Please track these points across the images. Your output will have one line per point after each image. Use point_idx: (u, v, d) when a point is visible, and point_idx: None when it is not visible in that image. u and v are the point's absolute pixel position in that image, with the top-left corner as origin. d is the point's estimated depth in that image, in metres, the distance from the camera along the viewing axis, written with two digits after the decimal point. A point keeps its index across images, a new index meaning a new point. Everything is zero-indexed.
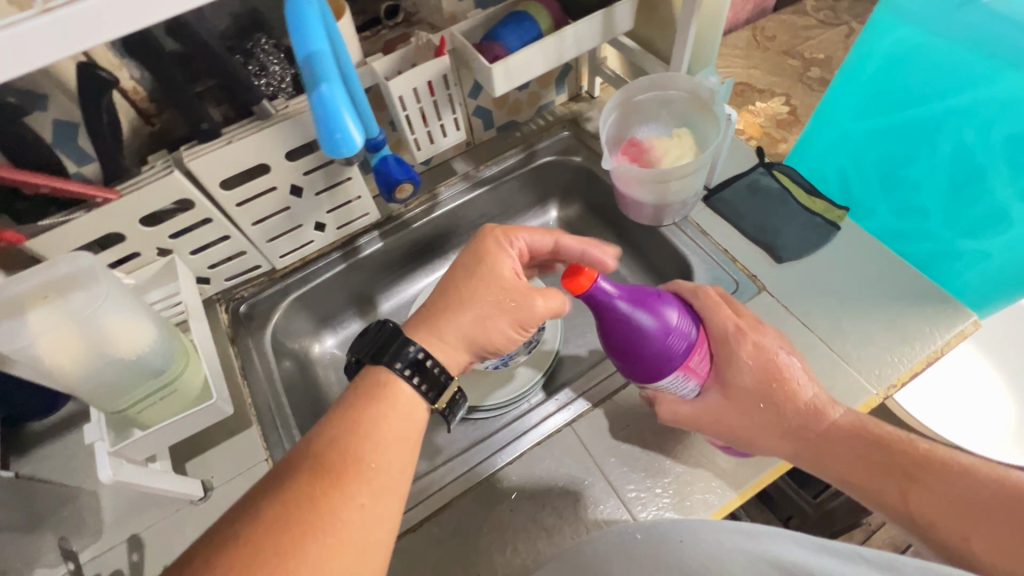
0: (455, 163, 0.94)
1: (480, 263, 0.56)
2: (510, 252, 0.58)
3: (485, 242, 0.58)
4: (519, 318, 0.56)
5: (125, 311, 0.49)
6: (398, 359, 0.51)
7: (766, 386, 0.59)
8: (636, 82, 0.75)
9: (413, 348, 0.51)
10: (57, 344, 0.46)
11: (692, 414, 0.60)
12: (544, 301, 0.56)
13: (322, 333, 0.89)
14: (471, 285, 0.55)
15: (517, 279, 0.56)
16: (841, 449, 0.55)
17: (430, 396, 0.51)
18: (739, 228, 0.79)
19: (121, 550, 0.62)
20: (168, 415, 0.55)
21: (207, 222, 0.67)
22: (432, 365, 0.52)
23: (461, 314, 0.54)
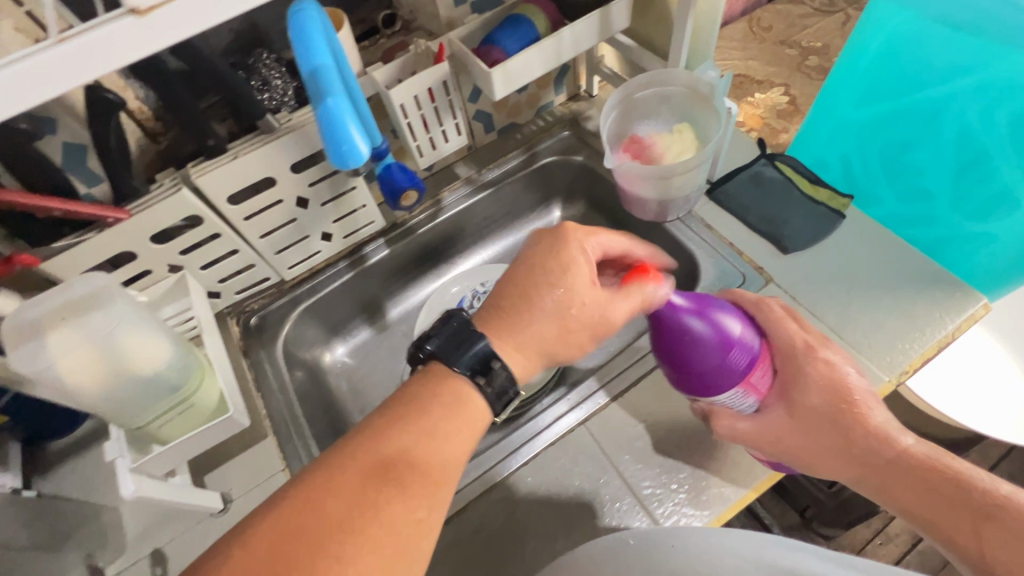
0: (457, 167, 0.94)
1: (566, 271, 0.53)
2: (588, 255, 0.55)
3: (565, 245, 0.54)
4: (597, 331, 0.55)
5: (140, 330, 0.50)
6: (472, 365, 0.50)
7: (832, 409, 0.57)
8: (636, 79, 0.75)
9: (489, 356, 0.50)
10: (76, 365, 0.47)
11: (751, 432, 0.59)
12: (623, 309, 0.55)
13: (333, 342, 0.90)
14: (552, 292, 0.53)
15: (595, 288, 0.54)
16: (907, 476, 0.53)
17: (495, 406, 0.51)
18: (743, 220, 0.79)
19: (144, 564, 0.63)
20: (185, 429, 0.55)
21: (216, 237, 0.68)
22: (501, 373, 0.50)
23: (529, 325, 0.52)
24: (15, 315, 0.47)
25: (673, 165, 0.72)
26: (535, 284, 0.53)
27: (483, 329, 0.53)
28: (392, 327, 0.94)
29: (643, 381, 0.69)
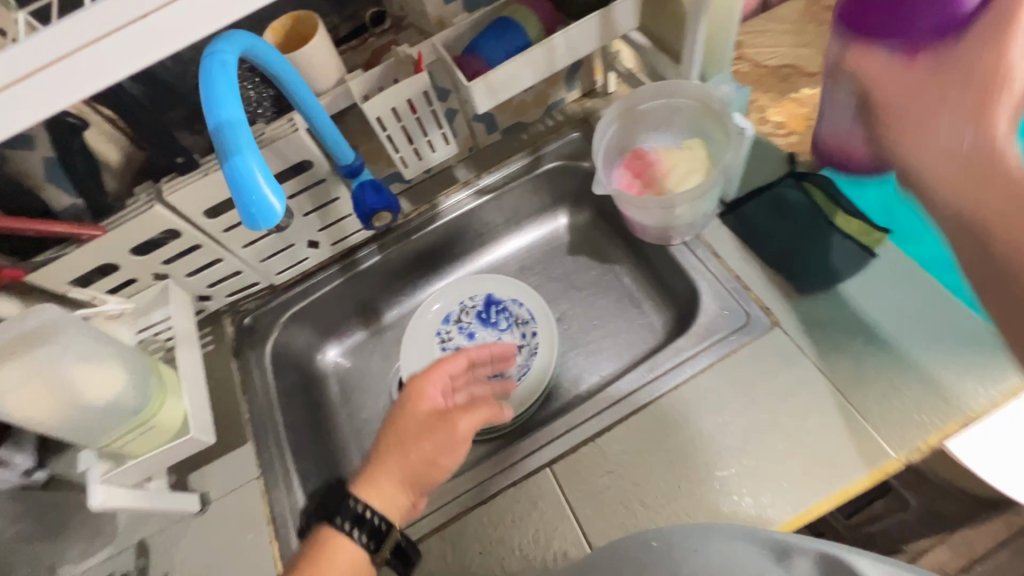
0: (457, 169, 0.90)
1: (408, 405, 0.62)
2: (433, 386, 0.64)
3: (412, 384, 0.64)
4: (451, 445, 0.60)
5: (89, 360, 0.52)
6: (342, 516, 0.58)
7: (988, 81, 0.38)
8: (639, 89, 0.68)
9: (356, 503, 0.58)
10: (29, 397, 0.50)
11: (873, 70, 0.44)
12: (467, 419, 0.62)
13: (326, 343, 0.91)
14: (402, 429, 0.61)
15: (438, 411, 0.63)
16: (1009, 184, 0.37)
17: (371, 545, 0.58)
18: (756, 251, 0.71)
19: (128, 554, 0.67)
20: (149, 448, 0.56)
21: (198, 248, 0.68)
22: (372, 518, 0.58)
23: (389, 466, 0.60)
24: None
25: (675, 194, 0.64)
26: (388, 428, 0.62)
27: (354, 483, 0.61)
28: (387, 330, 0.93)
29: (619, 425, 0.65)
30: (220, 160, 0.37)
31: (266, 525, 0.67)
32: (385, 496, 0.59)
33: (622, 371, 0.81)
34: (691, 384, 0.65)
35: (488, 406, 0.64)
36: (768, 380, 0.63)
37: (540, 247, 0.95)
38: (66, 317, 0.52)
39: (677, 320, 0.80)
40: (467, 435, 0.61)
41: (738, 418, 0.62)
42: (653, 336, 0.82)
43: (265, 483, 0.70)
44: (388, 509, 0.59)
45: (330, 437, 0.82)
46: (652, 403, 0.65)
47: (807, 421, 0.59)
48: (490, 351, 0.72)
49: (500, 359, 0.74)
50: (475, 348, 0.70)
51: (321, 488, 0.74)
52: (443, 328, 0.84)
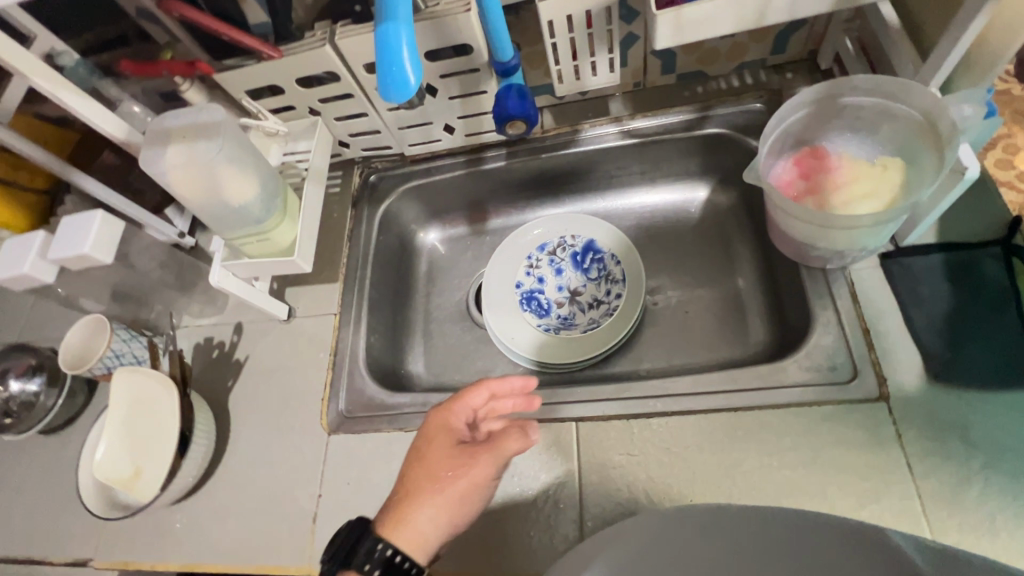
0: (612, 102, 0.84)
1: (431, 440, 0.60)
2: (456, 419, 0.61)
3: (433, 419, 0.61)
4: (481, 479, 0.57)
5: (234, 163, 0.59)
6: (368, 561, 0.53)
7: None
8: (846, 80, 0.58)
9: (383, 545, 0.53)
10: (184, 177, 0.58)
11: None
12: (494, 458, 0.57)
13: (431, 225, 0.96)
14: (428, 463, 0.58)
15: (464, 447, 0.59)
16: None
17: None
18: (905, 313, 0.59)
19: (228, 328, 0.82)
20: (262, 254, 0.66)
21: (350, 97, 0.73)
22: (401, 561, 0.53)
23: (424, 505, 0.56)
24: (157, 121, 0.61)
25: (835, 214, 0.55)
26: (413, 461, 0.59)
27: (380, 523, 0.56)
28: (487, 234, 0.96)
29: (658, 418, 0.62)
30: (376, 25, 0.41)
31: (329, 354, 0.77)
32: (421, 537, 0.55)
33: (692, 368, 0.76)
34: (755, 414, 0.60)
35: (515, 436, 0.57)
36: (840, 449, 0.56)
37: (664, 213, 0.88)
38: (226, 121, 0.60)
39: (775, 344, 0.72)
40: (499, 468, 0.57)
41: (786, 469, 0.56)
42: (741, 349, 0.75)
43: (339, 320, 0.80)
44: (420, 551, 0.55)
45: (404, 307, 0.90)
46: (703, 414, 0.61)
47: (861, 510, 0.53)
48: (513, 384, 0.63)
49: (523, 394, 0.63)
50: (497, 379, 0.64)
51: (381, 345, 0.82)
52: (535, 255, 0.84)
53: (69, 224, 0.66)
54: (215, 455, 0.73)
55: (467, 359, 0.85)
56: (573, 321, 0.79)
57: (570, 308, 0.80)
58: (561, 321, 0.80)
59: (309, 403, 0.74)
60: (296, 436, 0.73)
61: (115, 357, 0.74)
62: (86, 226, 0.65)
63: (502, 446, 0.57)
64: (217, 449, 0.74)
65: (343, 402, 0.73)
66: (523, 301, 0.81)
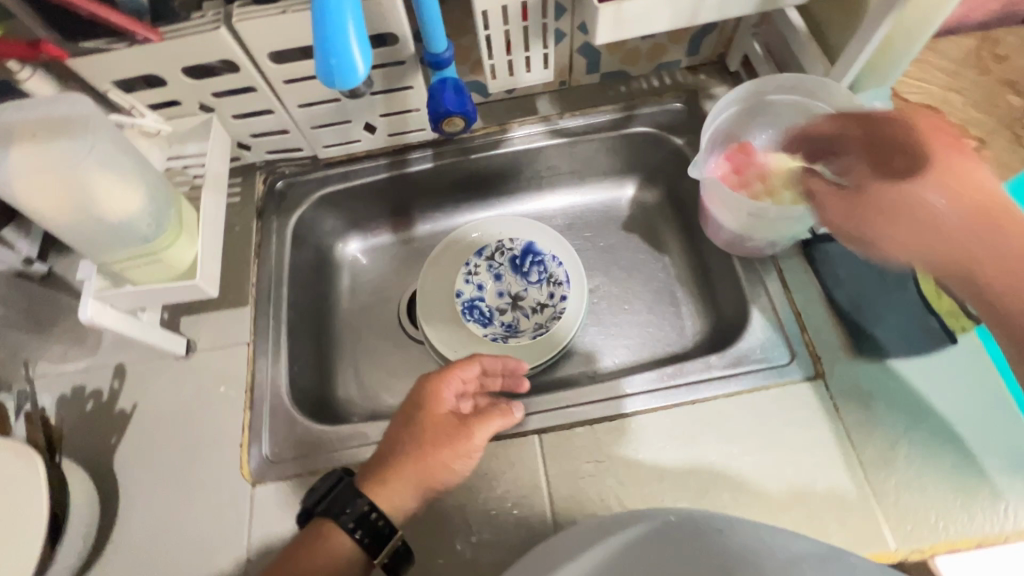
0: (540, 100, 0.82)
1: (422, 408, 0.58)
2: (448, 391, 0.59)
3: (421, 387, 0.59)
4: (462, 451, 0.56)
5: (112, 169, 0.48)
6: (344, 513, 0.53)
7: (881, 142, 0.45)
8: (774, 76, 0.62)
9: (361, 501, 0.54)
10: (37, 188, 0.45)
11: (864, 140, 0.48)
12: (481, 435, 0.57)
13: (350, 234, 0.87)
14: (416, 429, 0.57)
15: (453, 417, 0.58)
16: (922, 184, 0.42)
17: (367, 549, 0.53)
18: (829, 295, 0.64)
19: (107, 372, 0.67)
20: (153, 278, 0.54)
21: (252, 91, 0.63)
22: (378, 519, 0.53)
23: (405, 469, 0.55)
24: None
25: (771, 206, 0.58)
26: (397, 426, 0.58)
27: (364, 478, 0.56)
28: (414, 241, 0.89)
29: (620, 420, 0.61)
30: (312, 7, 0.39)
31: (244, 391, 0.66)
32: (398, 498, 0.55)
33: (639, 365, 0.76)
34: (711, 404, 0.61)
35: (503, 414, 0.59)
36: (790, 429, 0.59)
37: (594, 213, 0.89)
38: (98, 114, 0.48)
39: (714, 335, 0.75)
40: (481, 445, 0.58)
41: (746, 454, 0.58)
42: (681, 340, 0.77)
43: (254, 349, 0.69)
44: (396, 513, 0.55)
45: (327, 328, 0.80)
46: (663, 410, 0.61)
47: (814, 485, 0.56)
48: (504, 364, 0.65)
49: (511, 376, 0.66)
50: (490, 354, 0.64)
51: (306, 373, 0.72)
52: (473, 261, 0.79)
53: None
54: (102, 530, 0.59)
55: (406, 378, 0.78)
56: (520, 329, 0.75)
57: (514, 314, 0.77)
58: (505, 329, 0.76)
59: (221, 451, 0.63)
60: (209, 494, 0.61)
61: None
62: None
63: (490, 422, 0.58)
64: (102, 523, 0.59)
65: (268, 445, 0.63)
66: (464, 311, 0.76)
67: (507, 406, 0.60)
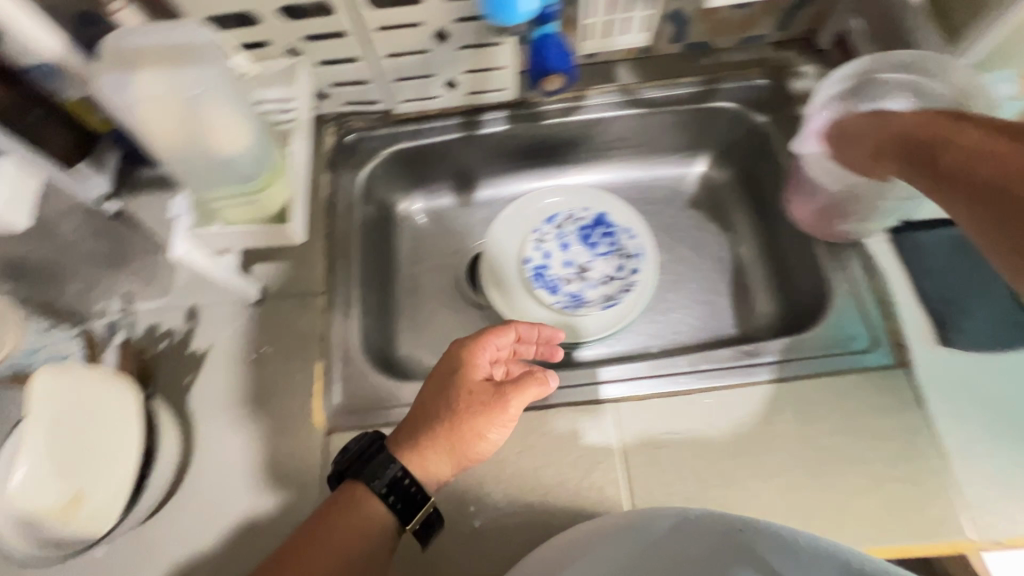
0: (619, 68, 0.79)
1: (456, 372, 0.56)
2: (482, 356, 0.57)
3: (453, 353, 0.57)
4: (497, 420, 0.54)
5: (227, 104, 0.46)
6: (378, 478, 0.52)
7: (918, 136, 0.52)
8: (894, 54, 0.63)
9: (393, 467, 0.52)
10: (161, 113, 0.44)
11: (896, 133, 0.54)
12: (516, 404, 0.55)
13: (414, 193, 0.86)
14: (450, 393, 0.55)
15: (487, 384, 0.56)
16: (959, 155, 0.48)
17: (400, 515, 0.52)
18: (915, 283, 0.63)
19: (180, 313, 0.67)
20: (248, 218, 0.54)
21: (343, 36, 0.62)
22: (410, 485, 0.52)
23: (438, 436, 0.53)
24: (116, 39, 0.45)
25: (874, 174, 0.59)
26: (429, 390, 0.56)
27: (396, 442, 0.55)
28: (476, 206, 0.88)
29: (696, 394, 0.61)
30: None
31: (315, 342, 0.66)
32: (430, 466, 0.53)
33: (703, 344, 0.76)
34: (790, 385, 0.61)
35: (539, 383, 0.57)
36: (868, 415, 0.58)
37: (661, 189, 0.87)
38: (217, 45, 0.46)
39: (783, 319, 0.74)
40: (517, 414, 0.56)
41: (825, 436, 0.58)
42: (748, 322, 0.76)
43: (326, 301, 0.69)
44: (427, 479, 0.54)
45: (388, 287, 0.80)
46: (739, 388, 0.61)
47: (894, 471, 0.55)
48: (540, 333, 0.65)
49: (546, 344, 0.66)
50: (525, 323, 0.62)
51: (373, 328, 0.72)
52: (542, 227, 0.79)
53: None
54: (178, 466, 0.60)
55: None
56: (587, 300, 0.75)
57: (579, 285, 0.76)
58: (570, 299, 0.75)
59: (296, 397, 0.63)
60: (280, 439, 0.61)
61: (28, 353, 0.60)
62: None
63: (526, 391, 0.56)
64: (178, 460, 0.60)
65: (340, 395, 0.64)
66: (534, 277, 0.76)
67: (544, 373, 0.57)
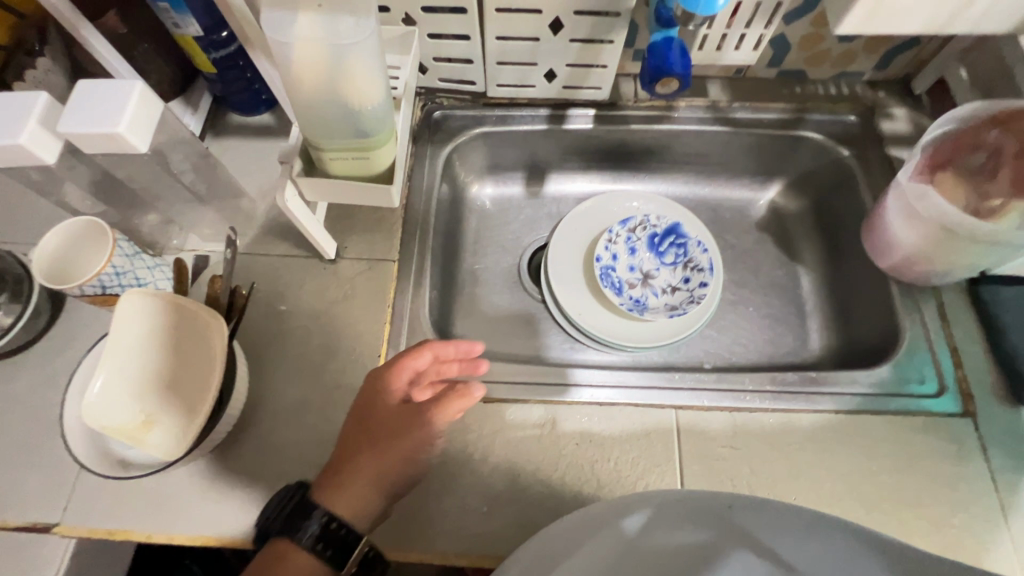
0: (710, 84, 0.81)
1: (374, 403, 0.56)
2: (397, 384, 0.56)
3: (370, 382, 0.57)
4: (419, 443, 0.55)
5: (370, 60, 0.46)
6: (306, 531, 0.52)
7: None
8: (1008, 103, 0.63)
9: (319, 514, 0.52)
10: (310, 58, 0.44)
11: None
12: (436, 425, 0.54)
13: (486, 178, 0.86)
14: (371, 422, 0.56)
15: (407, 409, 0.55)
16: None
17: (334, 561, 0.52)
18: (990, 336, 0.64)
19: (256, 260, 0.68)
20: (350, 176, 0.55)
21: (465, 13, 0.65)
22: (339, 528, 0.52)
23: (360, 470, 0.54)
24: None
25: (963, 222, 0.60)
26: (350, 423, 0.57)
27: (318, 491, 0.55)
28: (544, 200, 0.87)
29: (760, 412, 0.61)
30: None
31: (385, 308, 0.67)
32: (356, 504, 0.53)
33: (758, 368, 0.75)
34: (854, 419, 0.61)
35: (459, 400, 0.54)
36: (928, 460, 0.58)
37: (729, 209, 0.87)
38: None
39: (843, 356, 0.74)
40: (442, 429, 0.55)
41: (884, 473, 0.58)
42: (806, 354, 0.76)
43: (398, 269, 0.70)
44: (359, 517, 0.53)
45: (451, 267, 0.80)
46: (802, 414, 0.61)
47: (951, 520, 0.55)
48: (458, 348, 0.58)
49: (468, 360, 0.58)
50: (440, 340, 0.57)
51: (436, 303, 0.73)
52: (615, 229, 0.79)
53: (91, 90, 0.50)
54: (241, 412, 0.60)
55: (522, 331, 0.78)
56: (652, 307, 0.75)
57: (642, 291, 0.77)
58: (633, 303, 0.76)
59: (362, 358, 0.64)
60: (343, 396, 0.62)
61: (115, 275, 0.57)
62: (118, 97, 0.50)
63: (444, 411, 0.54)
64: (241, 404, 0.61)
65: None
66: (601, 276, 0.76)
67: (466, 386, 0.54)
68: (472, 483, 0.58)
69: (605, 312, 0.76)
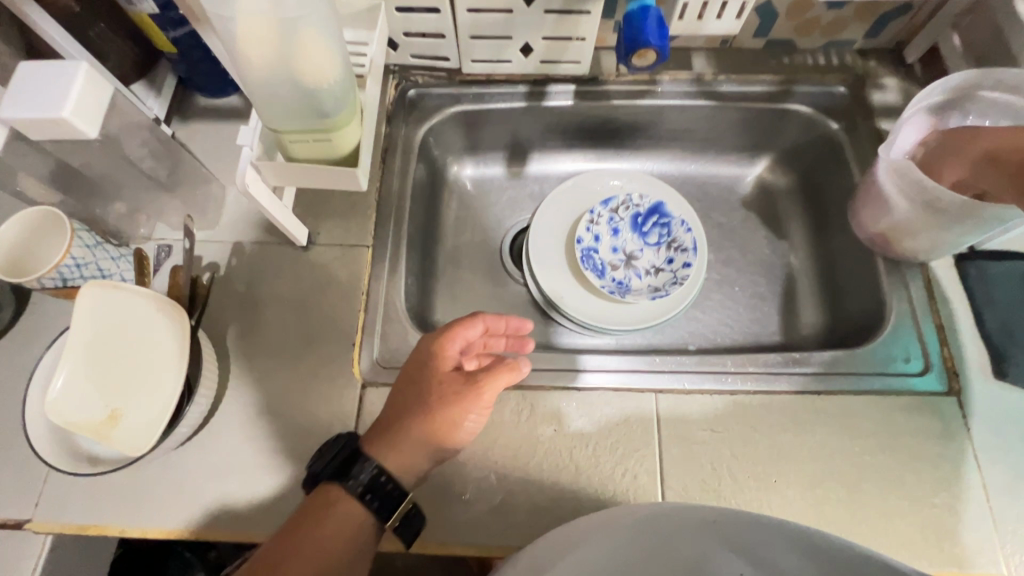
0: (696, 56, 0.78)
1: (426, 367, 0.55)
2: (450, 349, 0.55)
3: (422, 347, 0.56)
4: (472, 408, 0.54)
5: (322, 33, 0.44)
6: (355, 478, 0.52)
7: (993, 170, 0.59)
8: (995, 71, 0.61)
9: (370, 466, 0.52)
10: (256, 33, 0.42)
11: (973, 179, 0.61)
12: (487, 394, 0.54)
13: (465, 159, 0.83)
14: (423, 386, 0.55)
15: (458, 377, 0.55)
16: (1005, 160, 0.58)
17: (378, 512, 0.51)
18: (977, 312, 0.62)
19: (225, 248, 0.66)
20: (314, 159, 0.53)
21: None
22: (387, 482, 0.52)
23: (412, 430, 0.53)
24: None
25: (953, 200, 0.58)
26: (401, 385, 0.56)
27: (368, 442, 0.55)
28: (526, 181, 0.85)
29: (740, 394, 0.60)
30: None
31: (360, 294, 0.65)
32: (406, 460, 0.53)
33: (743, 348, 0.74)
34: (836, 399, 0.60)
35: (509, 372, 0.55)
36: (910, 439, 0.57)
37: (716, 186, 0.85)
38: None
39: (829, 335, 0.72)
40: (491, 402, 0.55)
41: (866, 453, 0.57)
42: (793, 333, 0.75)
43: (373, 255, 0.68)
44: (406, 474, 0.53)
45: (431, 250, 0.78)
46: (784, 394, 0.60)
47: (934, 498, 0.55)
48: (508, 324, 0.60)
49: (515, 337, 0.61)
50: (493, 314, 0.58)
51: (414, 289, 0.71)
52: (597, 209, 0.77)
53: (30, 72, 0.47)
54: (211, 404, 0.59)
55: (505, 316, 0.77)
56: (635, 289, 0.74)
57: (625, 273, 0.75)
58: (616, 285, 0.74)
59: (336, 347, 0.62)
60: (317, 385, 0.60)
61: (76, 266, 0.56)
62: (58, 79, 0.47)
63: (497, 380, 0.54)
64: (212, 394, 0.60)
65: (381, 351, 0.63)
66: (583, 258, 0.75)
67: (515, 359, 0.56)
68: (450, 470, 0.57)
69: (588, 295, 0.75)
